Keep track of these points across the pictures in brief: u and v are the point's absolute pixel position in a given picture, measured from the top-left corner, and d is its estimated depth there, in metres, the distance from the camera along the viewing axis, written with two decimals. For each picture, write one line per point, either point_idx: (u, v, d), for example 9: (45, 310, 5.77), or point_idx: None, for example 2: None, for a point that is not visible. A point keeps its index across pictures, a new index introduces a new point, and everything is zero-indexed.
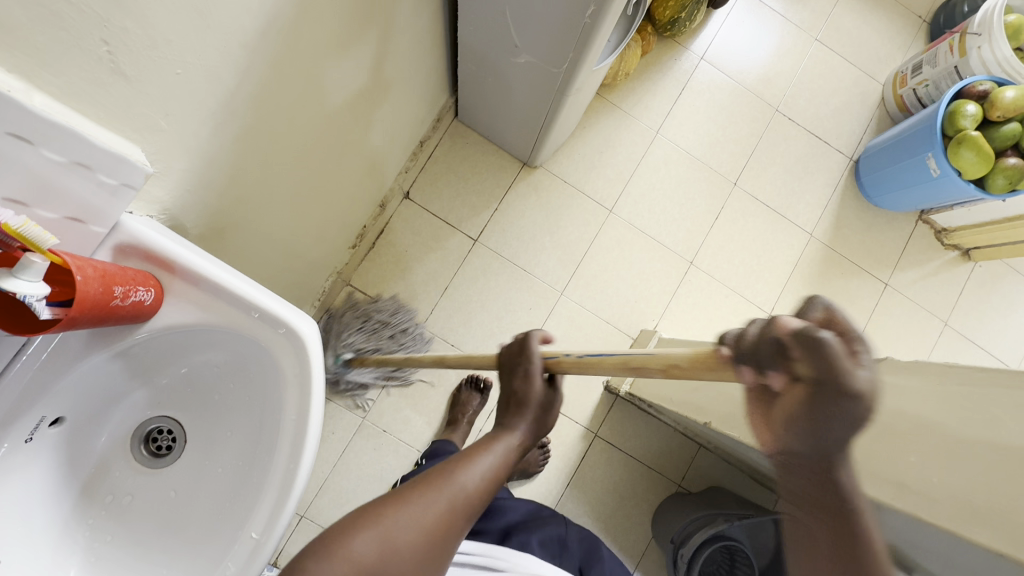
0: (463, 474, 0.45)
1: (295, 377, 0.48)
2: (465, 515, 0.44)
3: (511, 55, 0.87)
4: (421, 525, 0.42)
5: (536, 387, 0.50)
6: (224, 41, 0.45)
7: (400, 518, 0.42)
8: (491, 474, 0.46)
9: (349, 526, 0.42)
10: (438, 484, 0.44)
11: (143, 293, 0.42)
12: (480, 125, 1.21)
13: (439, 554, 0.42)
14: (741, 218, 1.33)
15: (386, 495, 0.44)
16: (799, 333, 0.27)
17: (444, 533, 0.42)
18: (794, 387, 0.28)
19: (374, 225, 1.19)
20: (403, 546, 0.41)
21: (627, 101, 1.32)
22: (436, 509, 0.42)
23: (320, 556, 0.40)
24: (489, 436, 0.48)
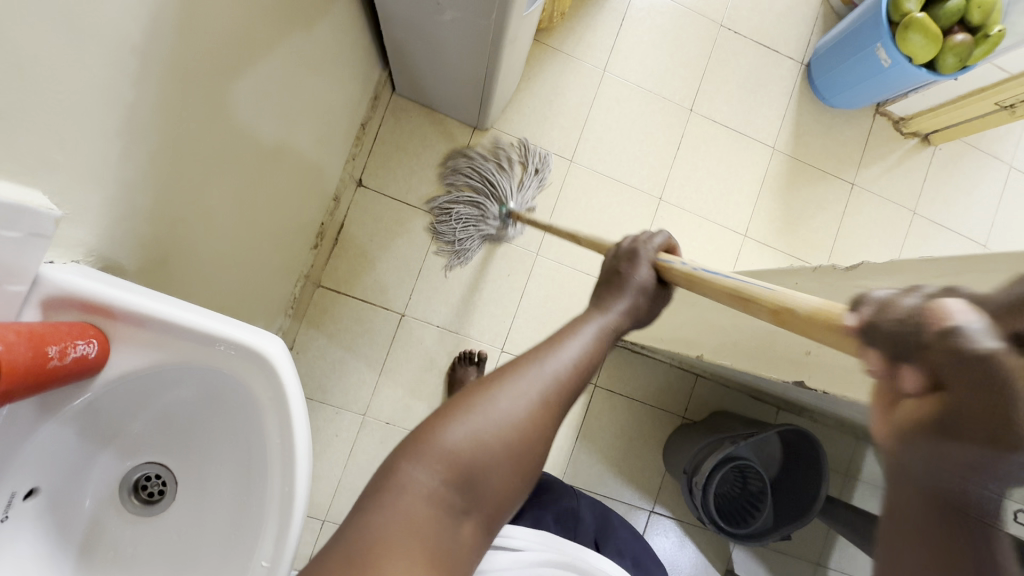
0: (551, 359, 0.39)
1: (270, 399, 0.46)
2: (555, 404, 0.38)
3: (434, 14, 0.81)
4: (520, 410, 0.37)
5: (643, 275, 0.49)
6: (107, 55, 0.40)
7: (498, 403, 0.37)
8: (586, 358, 0.41)
9: (440, 416, 0.37)
10: (523, 374, 0.38)
11: (84, 346, 0.39)
12: (420, 94, 1.15)
13: (544, 438, 0.37)
14: (703, 144, 1.31)
15: (479, 379, 0.39)
16: (950, 331, 0.25)
17: (542, 425, 0.37)
18: (926, 395, 0.26)
19: (332, 221, 1.14)
20: (497, 439, 0.36)
21: (568, 42, 1.26)
22: (529, 399, 0.37)
23: (410, 452, 0.36)
24: (575, 322, 0.44)
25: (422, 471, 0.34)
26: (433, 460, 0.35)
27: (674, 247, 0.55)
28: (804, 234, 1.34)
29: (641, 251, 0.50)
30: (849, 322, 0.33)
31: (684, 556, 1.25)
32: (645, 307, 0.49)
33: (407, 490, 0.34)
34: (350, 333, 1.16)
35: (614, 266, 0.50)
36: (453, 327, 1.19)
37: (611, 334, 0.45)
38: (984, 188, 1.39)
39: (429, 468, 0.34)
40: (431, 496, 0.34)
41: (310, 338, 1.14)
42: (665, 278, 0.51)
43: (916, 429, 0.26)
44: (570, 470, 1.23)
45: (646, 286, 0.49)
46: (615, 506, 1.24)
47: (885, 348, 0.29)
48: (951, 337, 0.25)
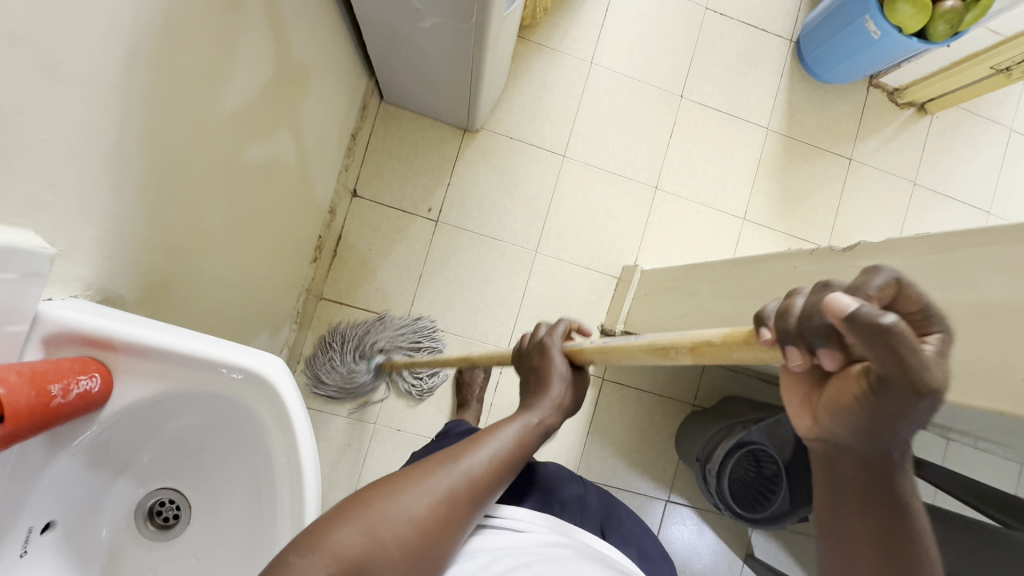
0: (460, 463, 0.44)
1: (274, 420, 0.46)
2: (458, 506, 0.43)
3: (415, 20, 0.81)
4: (422, 507, 0.41)
5: (556, 363, 0.52)
6: (88, 90, 0.40)
7: (401, 500, 0.41)
8: (490, 464, 0.45)
9: (338, 513, 0.40)
10: (429, 478, 0.43)
11: (87, 381, 0.40)
12: (408, 101, 1.15)
13: (433, 541, 0.41)
14: (696, 130, 1.30)
15: (378, 483, 0.43)
16: (851, 319, 0.26)
17: (435, 527, 0.41)
18: (846, 371, 0.29)
19: (330, 233, 1.15)
20: (393, 536, 0.39)
21: (552, 37, 1.25)
22: (430, 501, 0.42)
23: (303, 546, 0.37)
24: (490, 425, 0.49)
25: (314, 563, 0.35)
26: (329, 551, 0.36)
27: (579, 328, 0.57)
28: (805, 213, 1.33)
29: (549, 342, 0.53)
30: (765, 336, 0.33)
31: (703, 542, 1.25)
32: (564, 415, 0.51)
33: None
34: (355, 343, 1.17)
35: (528, 359, 0.54)
36: (457, 330, 1.20)
37: (530, 436, 0.48)
38: (985, 153, 1.37)
39: (321, 561, 0.36)
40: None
41: (317, 351, 1.15)
42: (577, 362, 0.53)
43: (856, 411, 0.29)
44: (583, 465, 1.23)
45: (565, 379, 0.51)
46: (631, 497, 1.24)
47: (799, 345, 0.30)
48: (854, 323, 0.25)
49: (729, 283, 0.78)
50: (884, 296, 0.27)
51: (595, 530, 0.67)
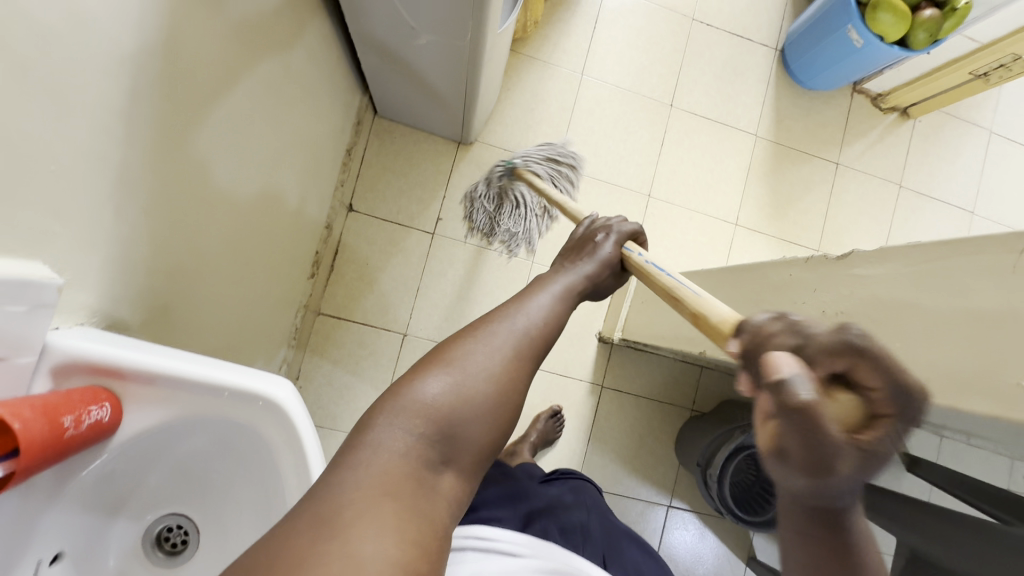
0: (516, 320, 0.43)
1: (284, 443, 0.46)
2: (526, 356, 0.42)
3: (409, 38, 0.82)
4: (491, 362, 0.40)
5: (603, 249, 0.60)
6: (90, 121, 0.41)
7: (469, 358, 0.39)
8: (548, 320, 0.45)
9: (415, 372, 0.38)
10: (489, 334, 0.42)
11: (98, 411, 0.40)
12: (402, 115, 1.16)
13: (514, 394, 0.40)
14: (686, 138, 1.32)
15: (448, 340, 0.42)
16: (778, 384, 0.34)
17: (510, 379, 0.40)
18: (770, 421, 0.35)
19: (327, 249, 1.15)
20: (472, 390, 0.38)
21: (543, 49, 1.27)
22: (498, 354, 0.40)
23: (386, 408, 0.36)
24: (536, 290, 0.49)
25: (399, 427, 0.35)
26: (410, 415, 0.35)
27: (642, 235, 0.66)
28: (795, 217, 1.35)
29: (614, 228, 0.62)
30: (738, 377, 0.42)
31: (705, 547, 1.25)
32: (603, 279, 0.58)
33: (383, 445, 0.34)
34: (353, 357, 1.16)
35: (587, 239, 0.62)
36: None
37: (570, 296, 0.51)
38: (966, 155, 1.40)
39: (407, 422, 0.35)
40: (409, 449, 0.34)
41: (315, 367, 1.15)
42: (625, 264, 0.62)
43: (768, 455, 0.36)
44: (585, 473, 1.24)
45: (608, 262, 0.59)
46: (632, 504, 1.25)
47: (755, 387, 0.38)
48: (779, 387, 0.34)
49: (725, 290, 0.79)
50: (838, 365, 0.36)
51: (598, 558, 0.67)
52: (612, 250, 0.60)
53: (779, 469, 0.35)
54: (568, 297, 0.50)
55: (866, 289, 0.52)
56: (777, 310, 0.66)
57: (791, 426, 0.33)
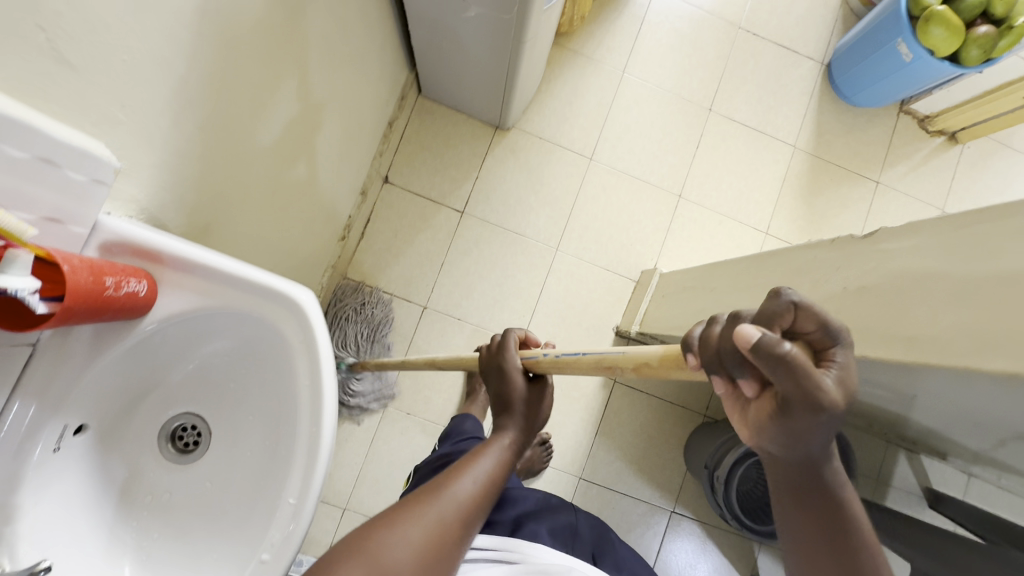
0: (446, 492, 0.47)
1: (301, 345, 0.48)
2: (456, 526, 0.46)
3: (459, 10, 0.86)
4: (413, 542, 0.43)
5: (518, 385, 0.54)
6: (165, 23, 0.44)
7: (394, 537, 0.43)
8: (479, 489, 0.49)
9: (339, 551, 0.42)
10: (421, 512, 0.45)
11: (136, 285, 0.43)
12: (445, 95, 1.20)
13: (433, 566, 0.43)
14: (723, 144, 1.32)
15: (378, 516, 0.45)
16: (757, 349, 0.28)
17: (436, 549, 0.44)
18: (769, 394, 0.30)
19: (359, 215, 1.18)
20: (397, 562, 0.42)
21: (588, 45, 1.29)
22: (427, 522, 0.44)
23: None
24: (471, 456, 0.51)
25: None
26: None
27: (526, 339, 0.64)
28: (828, 233, 1.33)
29: (509, 363, 0.55)
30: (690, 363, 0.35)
31: (705, 560, 1.22)
32: (538, 419, 0.56)
33: None
34: None
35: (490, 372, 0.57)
36: (473, 320, 1.22)
37: (508, 464, 0.52)
38: (1017, 186, 1.35)
39: None
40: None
41: None
42: (535, 370, 0.56)
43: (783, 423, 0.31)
44: (589, 467, 1.22)
45: (526, 397, 0.55)
46: (634, 504, 1.22)
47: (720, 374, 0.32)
48: (759, 351, 0.28)
49: (747, 277, 0.78)
50: (786, 320, 0.30)
51: (588, 558, 0.68)
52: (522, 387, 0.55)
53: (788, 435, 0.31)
54: (512, 449, 0.52)
55: (888, 264, 0.52)
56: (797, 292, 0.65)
57: (792, 389, 0.28)
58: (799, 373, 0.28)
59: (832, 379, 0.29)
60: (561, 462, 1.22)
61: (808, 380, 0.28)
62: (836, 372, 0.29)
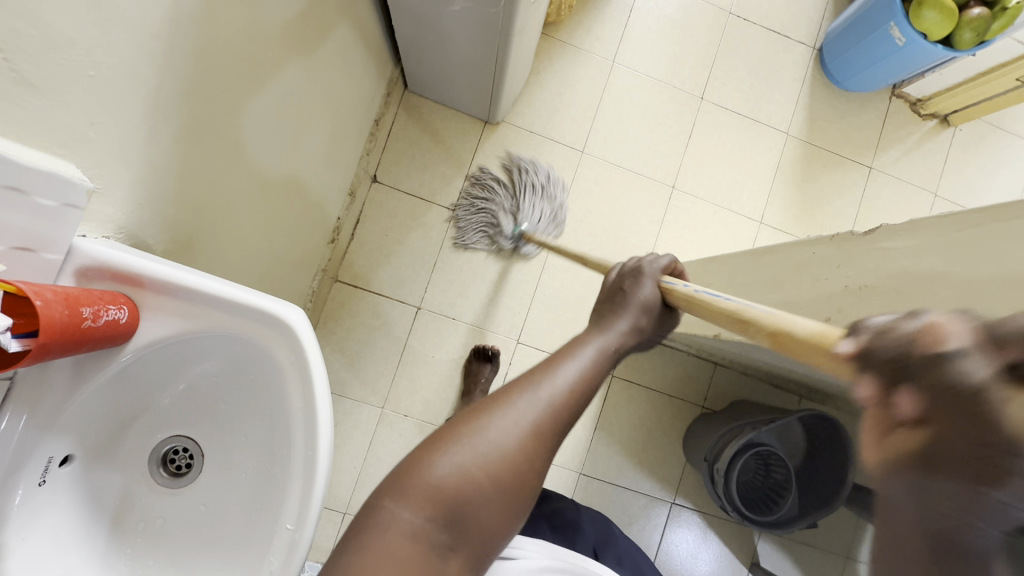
0: (548, 381, 0.37)
1: (292, 365, 0.47)
2: (556, 426, 0.36)
3: (444, 4, 0.83)
4: (513, 438, 0.34)
5: (647, 291, 0.48)
6: (134, 34, 0.42)
7: (488, 431, 0.34)
8: (585, 379, 0.38)
9: (429, 446, 0.35)
10: (518, 403, 0.36)
11: (117, 312, 0.41)
12: (432, 90, 1.17)
13: (537, 469, 0.35)
14: (715, 132, 1.31)
15: (469, 406, 0.37)
16: (951, 352, 0.25)
17: (533, 456, 0.35)
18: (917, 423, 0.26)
19: (348, 217, 1.16)
20: (485, 473, 0.33)
21: (576, 35, 1.27)
22: (521, 421, 0.35)
23: (395, 485, 0.34)
24: (575, 342, 0.42)
25: (405, 507, 0.33)
26: (416, 493, 0.33)
27: (677, 269, 0.55)
28: (822, 220, 1.32)
29: (647, 268, 0.50)
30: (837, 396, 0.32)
31: (708, 547, 1.23)
32: (648, 328, 0.48)
33: (393, 527, 0.32)
34: (365, 326, 1.17)
35: (618, 281, 0.50)
36: (468, 319, 1.20)
37: (615, 352, 0.43)
38: (1008, 167, 1.35)
39: (413, 505, 0.33)
40: (411, 539, 0.32)
41: (327, 333, 1.16)
42: (668, 301, 0.50)
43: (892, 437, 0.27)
44: (589, 462, 1.22)
45: (651, 305, 0.48)
46: (635, 497, 1.23)
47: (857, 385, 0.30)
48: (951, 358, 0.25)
49: (744, 273, 0.77)
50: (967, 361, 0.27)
51: (589, 553, 0.67)
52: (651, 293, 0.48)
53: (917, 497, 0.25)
54: (614, 352, 0.43)
55: (890, 263, 0.51)
56: (796, 290, 0.64)
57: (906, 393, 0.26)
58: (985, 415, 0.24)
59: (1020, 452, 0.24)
60: (561, 458, 1.21)
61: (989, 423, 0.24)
62: None
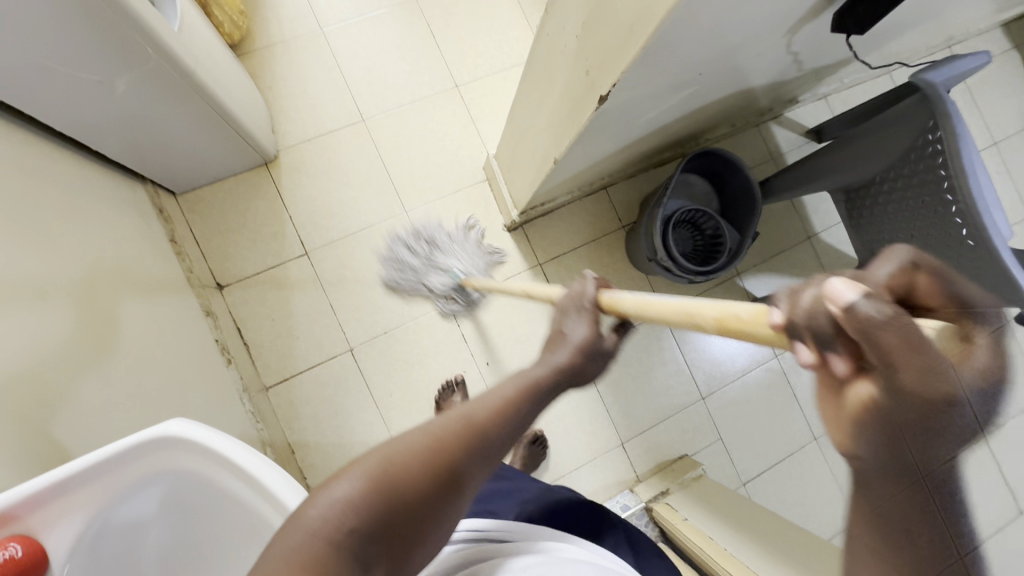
0: (496, 390, 0.43)
1: (209, 459, 0.48)
2: (493, 429, 0.40)
3: (106, 96, 0.78)
4: (444, 428, 0.38)
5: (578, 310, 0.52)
6: None
7: (421, 428, 0.38)
8: (529, 389, 0.44)
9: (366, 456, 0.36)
10: (467, 403, 0.41)
11: (5, 551, 0.38)
12: (195, 176, 1.11)
13: (473, 449, 0.38)
14: (449, 15, 1.30)
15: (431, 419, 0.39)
16: (854, 314, 0.23)
17: (464, 442, 0.38)
18: (867, 374, 0.23)
19: (226, 333, 1.11)
20: (417, 461, 0.36)
21: (271, 32, 1.22)
22: (440, 433, 0.38)
23: (319, 493, 0.34)
24: (534, 364, 0.47)
25: (340, 490, 0.34)
26: (360, 472, 0.35)
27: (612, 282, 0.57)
28: None
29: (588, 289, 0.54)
30: (835, 298, 0.23)
31: None
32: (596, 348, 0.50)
33: (311, 517, 0.33)
34: (324, 401, 1.16)
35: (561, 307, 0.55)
36: (397, 321, 1.20)
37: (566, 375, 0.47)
38: None
39: (323, 504, 0.33)
40: (326, 525, 0.32)
41: (299, 432, 1.14)
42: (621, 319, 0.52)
43: (863, 414, 0.24)
44: None
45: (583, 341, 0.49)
46: (635, 333, 1.30)
47: (812, 337, 0.26)
48: (853, 315, 0.23)
49: (532, 98, 0.79)
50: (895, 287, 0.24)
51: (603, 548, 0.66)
52: (589, 311, 0.52)
53: (879, 445, 0.24)
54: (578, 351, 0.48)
55: None
56: (561, 73, 0.66)
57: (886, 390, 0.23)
58: (914, 351, 0.21)
59: (966, 376, 0.21)
60: None
61: (920, 380, 0.21)
62: (993, 348, 0.21)
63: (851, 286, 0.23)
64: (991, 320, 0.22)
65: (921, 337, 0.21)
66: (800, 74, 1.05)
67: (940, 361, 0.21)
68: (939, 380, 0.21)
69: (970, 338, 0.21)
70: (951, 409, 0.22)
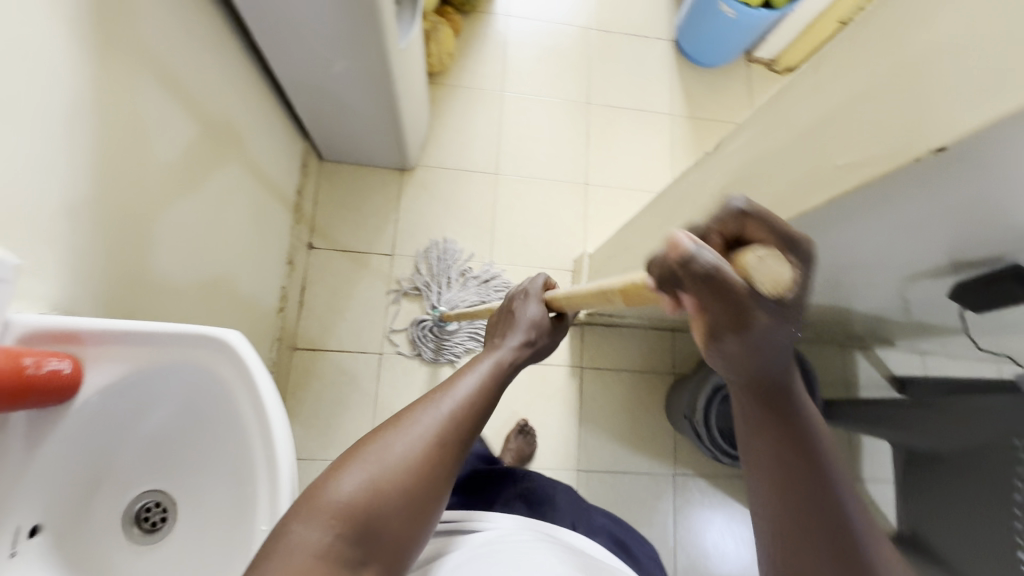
0: (446, 396, 0.47)
1: (238, 378, 0.53)
2: (457, 430, 0.46)
3: (324, 68, 0.93)
4: (416, 444, 0.43)
5: (528, 314, 0.63)
6: (46, 134, 0.49)
7: (396, 440, 0.44)
8: (478, 389, 0.49)
9: (342, 464, 0.43)
10: (424, 405, 0.47)
11: (58, 363, 0.44)
12: (345, 153, 1.26)
13: (447, 456, 0.45)
14: (609, 128, 1.44)
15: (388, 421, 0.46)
16: (688, 266, 0.31)
17: (438, 453, 0.44)
18: (702, 307, 0.33)
19: (292, 285, 1.22)
20: (398, 472, 0.42)
21: (463, 77, 1.41)
22: (419, 441, 0.44)
23: (304, 510, 0.40)
24: (473, 362, 0.54)
25: (341, 488, 0.41)
26: (351, 476, 0.41)
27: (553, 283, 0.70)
28: None
29: (529, 291, 0.66)
30: (678, 246, 0.32)
31: (725, 508, 1.25)
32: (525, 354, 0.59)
33: (310, 529, 0.39)
34: (333, 385, 1.19)
35: (510, 306, 0.66)
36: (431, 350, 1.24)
37: (507, 367, 0.55)
38: None
39: (320, 523, 0.39)
40: (324, 533, 0.39)
41: (297, 400, 1.17)
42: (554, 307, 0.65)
43: (710, 328, 0.34)
44: (583, 457, 1.24)
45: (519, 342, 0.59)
46: (637, 479, 1.24)
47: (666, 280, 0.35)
48: (686, 264, 0.31)
49: (648, 224, 0.85)
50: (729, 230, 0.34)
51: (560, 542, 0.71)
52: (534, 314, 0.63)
53: (742, 352, 0.34)
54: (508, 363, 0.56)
55: (733, 162, 0.60)
56: (683, 217, 0.72)
57: (718, 315, 0.32)
58: (732, 290, 0.31)
59: (764, 308, 0.32)
60: (555, 460, 1.23)
61: (736, 303, 0.31)
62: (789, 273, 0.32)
63: (687, 239, 0.32)
64: (800, 246, 0.33)
65: (729, 272, 0.31)
66: (905, 321, 1.04)
67: (747, 290, 0.31)
68: (747, 301, 0.31)
69: (766, 272, 0.31)
70: (765, 322, 0.32)
